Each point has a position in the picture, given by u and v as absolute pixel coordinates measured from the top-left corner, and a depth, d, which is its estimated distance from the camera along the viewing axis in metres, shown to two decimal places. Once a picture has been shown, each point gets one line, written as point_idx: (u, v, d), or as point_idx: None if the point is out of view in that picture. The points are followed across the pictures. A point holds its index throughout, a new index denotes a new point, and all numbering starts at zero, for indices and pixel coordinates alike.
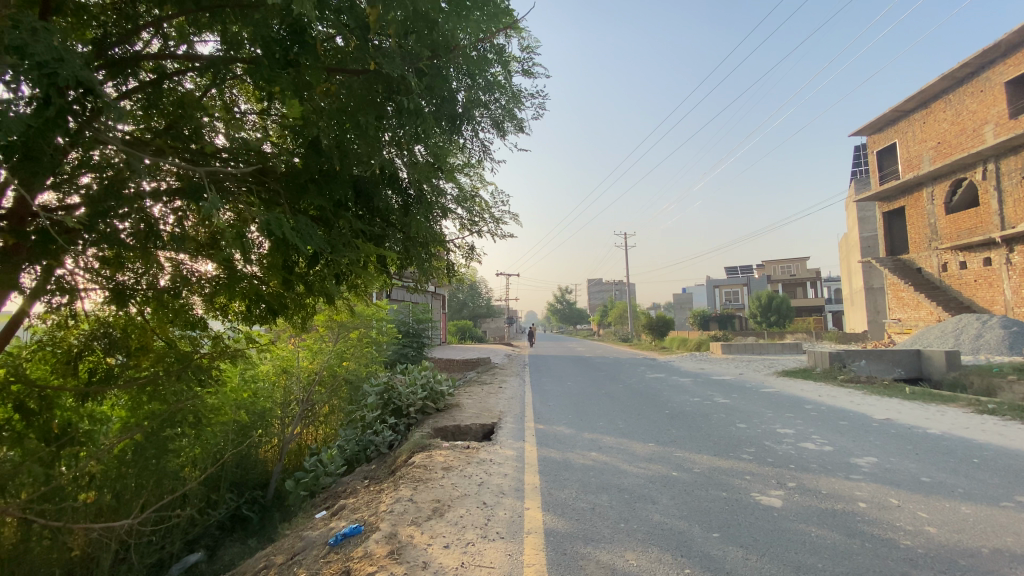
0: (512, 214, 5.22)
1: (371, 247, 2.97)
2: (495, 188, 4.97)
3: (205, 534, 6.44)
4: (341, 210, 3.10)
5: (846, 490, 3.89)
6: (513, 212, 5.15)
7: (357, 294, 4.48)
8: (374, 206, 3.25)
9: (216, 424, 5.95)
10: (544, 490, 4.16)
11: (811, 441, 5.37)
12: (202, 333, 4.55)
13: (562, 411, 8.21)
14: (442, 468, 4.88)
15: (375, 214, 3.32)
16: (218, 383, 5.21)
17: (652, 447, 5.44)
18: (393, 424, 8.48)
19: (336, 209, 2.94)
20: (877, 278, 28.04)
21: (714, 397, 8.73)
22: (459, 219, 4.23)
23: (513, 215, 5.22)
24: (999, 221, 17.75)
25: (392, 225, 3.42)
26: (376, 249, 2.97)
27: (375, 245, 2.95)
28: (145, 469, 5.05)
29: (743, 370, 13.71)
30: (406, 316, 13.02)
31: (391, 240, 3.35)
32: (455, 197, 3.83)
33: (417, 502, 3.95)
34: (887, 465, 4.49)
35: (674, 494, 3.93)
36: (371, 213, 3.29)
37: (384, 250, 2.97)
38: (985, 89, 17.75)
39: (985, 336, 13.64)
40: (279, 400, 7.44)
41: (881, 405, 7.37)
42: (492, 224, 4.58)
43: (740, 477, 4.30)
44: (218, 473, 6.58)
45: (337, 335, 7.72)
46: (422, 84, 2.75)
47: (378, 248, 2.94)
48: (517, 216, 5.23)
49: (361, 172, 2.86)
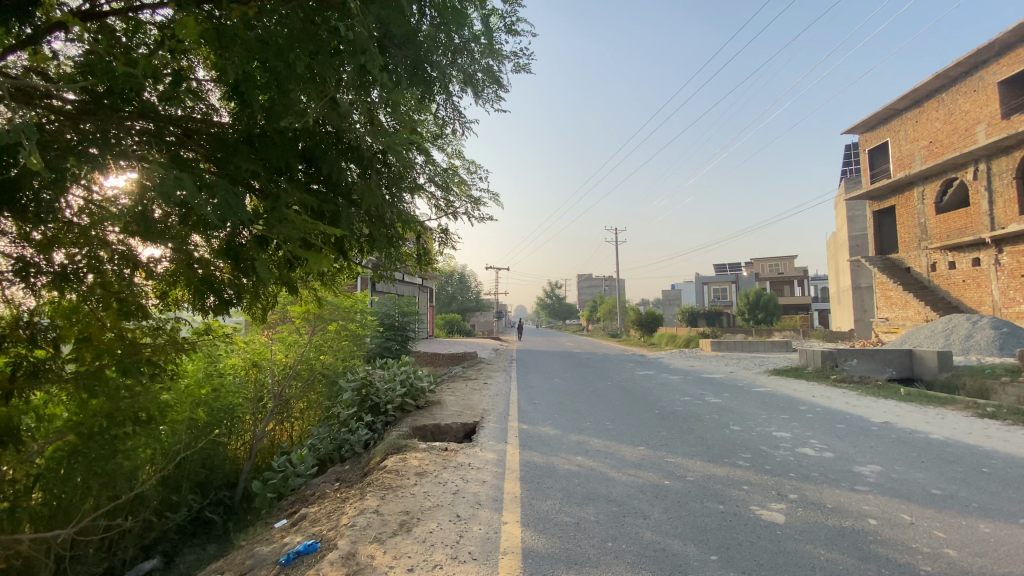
0: (493, 196, 4.90)
1: (317, 223, 2.53)
2: (475, 167, 4.66)
3: (161, 540, 6.00)
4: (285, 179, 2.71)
5: (854, 504, 3.57)
6: (493, 194, 4.84)
7: (325, 282, 4.09)
8: (329, 177, 2.87)
9: (170, 423, 5.46)
10: (525, 501, 3.79)
11: (810, 447, 5.06)
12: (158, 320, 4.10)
13: (547, 410, 7.86)
14: (415, 474, 4.49)
15: (332, 188, 2.93)
16: (173, 376, 4.80)
17: (642, 452, 5.10)
18: (370, 423, 8.01)
19: (275, 177, 2.53)
20: (865, 277, 28.05)
21: (705, 397, 8.41)
22: (433, 199, 3.90)
23: (494, 197, 4.90)
24: (989, 221, 17.69)
25: (348, 200, 3.01)
26: (326, 226, 2.53)
27: (323, 222, 2.50)
28: (89, 472, 4.61)
29: (734, 368, 13.47)
30: (390, 308, 12.54)
31: (348, 220, 2.94)
32: (428, 173, 3.50)
33: (383, 515, 3.56)
34: (893, 475, 4.18)
35: (666, 507, 3.58)
36: (326, 185, 2.92)
37: (333, 228, 2.54)
38: (978, 88, 17.60)
39: (975, 336, 13.49)
40: (251, 394, 7.12)
41: (878, 407, 7.09)
42: (469, 206, 4.25)
43: (738, 487, 3.95)
44: (179, 473, 6.10)
45: (314, 327, 7.27)
46: (369, 15, 2.32)
47: (325, 225, 2.49)
48: (499, 198, 4.91)
49: (294, 125, 2.43)
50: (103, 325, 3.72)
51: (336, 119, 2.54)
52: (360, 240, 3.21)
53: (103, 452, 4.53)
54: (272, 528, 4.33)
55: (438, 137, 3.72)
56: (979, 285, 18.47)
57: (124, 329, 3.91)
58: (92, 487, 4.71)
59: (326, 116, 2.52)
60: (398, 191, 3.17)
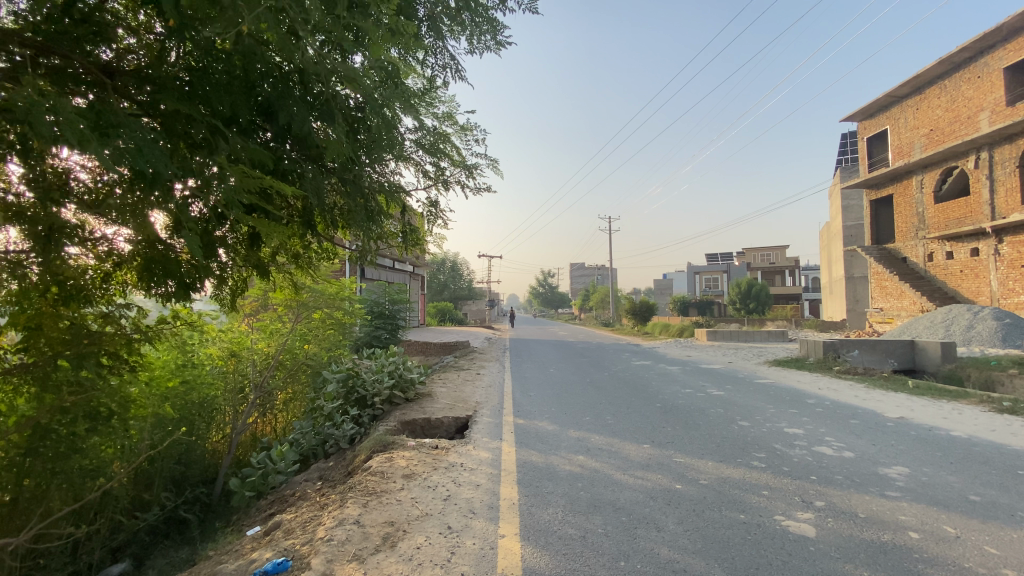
0: (489, 165, 4.56)
1: (264, 180, 2.09)
2: (471, 133, 4.32)
3: (131, 542, 5.51)
4: (231, 127, 2.25)
5: (888, 514, 3.24)
6: (489, 164, 4.50)
7: (302, 264, 3.76)
8: (292, 131, 2.43)
9: (131, 419, 4.83)
10: (524, 509, 3.41)
11: (828, 446, 4.72)
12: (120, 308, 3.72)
13: (543, 403, 7.48)
14: (401, 477, 4.08)
15: (293, 144, 2.51)
16: (136, 368, 4.35)
17: (648, 450, 4.72)
18: (356, 416, 7.57)
19: (211, 121, 2.04)
20: (859, 267, 27.91)
21: (707, 389, 8.07)
22: (422, 167, 3.62)
23: (491, 166, 4.56)
24: (990, 211, 17.47)
25: (310, 162, 2.57)
26: (279, 184, 2.07)
27: (273, 179, 2.04)
28: (45, 472, 4.06)
29: (732, 358, 13.21)
30: (379, 296, 12.09)
31: (312, 182, 2.50)
32: (413, 134, 3.18)
33: (365, 527, 3.16)
34: (924, 479, 3.86)
35: (682, 517, 3.22)
36: (288, 141, 2.49)
37: (288, 187, 2.09)
38: (982, 74, 17.27)
39: (977, 327, 13.31)
40: (230, 384, 6.72)
41: (889, 401, 6.79)
42: (462, 175, 3.93)
43: (756, 493, 3.59)
44: (150, 469, 5.62)
45: (298, 315, 6.88)
46: None
47: (277, 183, 2.02)
48: (495, 168, 4.56)
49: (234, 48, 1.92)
50: (58, 313, 3.35)
51: (293, 51, 2.06)
52: (332, 212, 2.82)
53: (59, 451, 4.00)
54: (244, 536, 3.91)
55: (426, 96, 3.48)
56: (977, 275, 18.30)
57: (81, 316, 3.52)
58: (49, 486, 4.18)
59: (282, 48, 2.04)
60: (375, 158, 2.77)
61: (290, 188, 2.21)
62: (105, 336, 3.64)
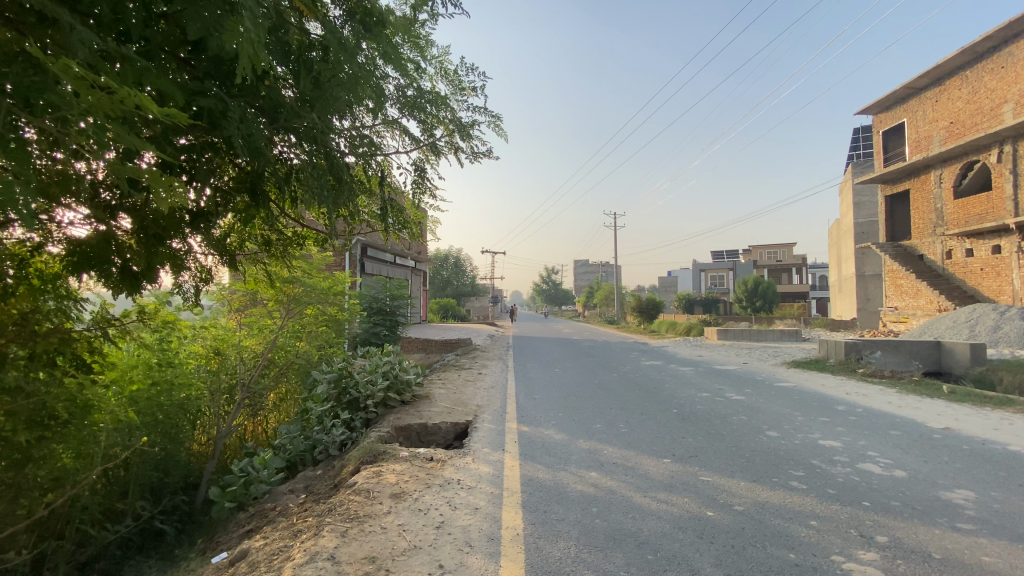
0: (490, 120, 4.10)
1: (130, 99, 1.40)
2: (470, 93, 3.86)
3: (101, 556, 4.91)
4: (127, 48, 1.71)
5: (968, 554, 2.69)
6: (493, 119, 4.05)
7: (274, 252, 3.44)
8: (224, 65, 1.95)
9: (90, 428, 4.25)
10: (531, 543, 2.89)
11: (875, 463, 4.16)
12: (81, 303, 3.26)
13: (549, 408, 6.94)
14: (389, 498, 3.55)
15: (228, 84, 2.04)
16: (97, 369, 3.81)
17: (669, 467, 4.18)
18: (347, 421, 6.99)
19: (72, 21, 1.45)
20: (871, 265, 27.24)
21: (726, 393, 7.51)
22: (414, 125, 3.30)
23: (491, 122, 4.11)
24: (1013, 207, 16.71)
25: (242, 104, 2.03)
26: (153, 105, 1.38)
27: (145, 96, 1.35)
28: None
29: (746, 359, 12.62)
30: (378, 291, 11.55)
31: (239, 129, 1.95)
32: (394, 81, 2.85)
33: (339, 566, 2.63)
34: (997, 507, 3.29)
35: (722, 557, 2.68)
36: (221, 80, 2.02)
37: (175, 111, 1.43)
38: (1006, 64, 16.51)
39: (1004, 328, 12.65)
40: (216, 386, 6.14)
41: (928, 408, 6.19)
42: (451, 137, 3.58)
43: (804, 524, 3.06)
44: (124, 476, 5.06)
45: (290, 311, 6.42)
46: None
47: (147, 98, 1.33)
48: (497, 122, 4.10)
49: None
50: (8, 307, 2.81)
51: None
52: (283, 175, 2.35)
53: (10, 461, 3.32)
54: (209, 566, 3.40)
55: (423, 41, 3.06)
56: (998, 273, 17.64)
57: (36, 306, 2.96)
58: None
59: None
60: (338, 112, 2.35)
61: (187, 119, 1.56)
62: (60, 334, 3.06)
